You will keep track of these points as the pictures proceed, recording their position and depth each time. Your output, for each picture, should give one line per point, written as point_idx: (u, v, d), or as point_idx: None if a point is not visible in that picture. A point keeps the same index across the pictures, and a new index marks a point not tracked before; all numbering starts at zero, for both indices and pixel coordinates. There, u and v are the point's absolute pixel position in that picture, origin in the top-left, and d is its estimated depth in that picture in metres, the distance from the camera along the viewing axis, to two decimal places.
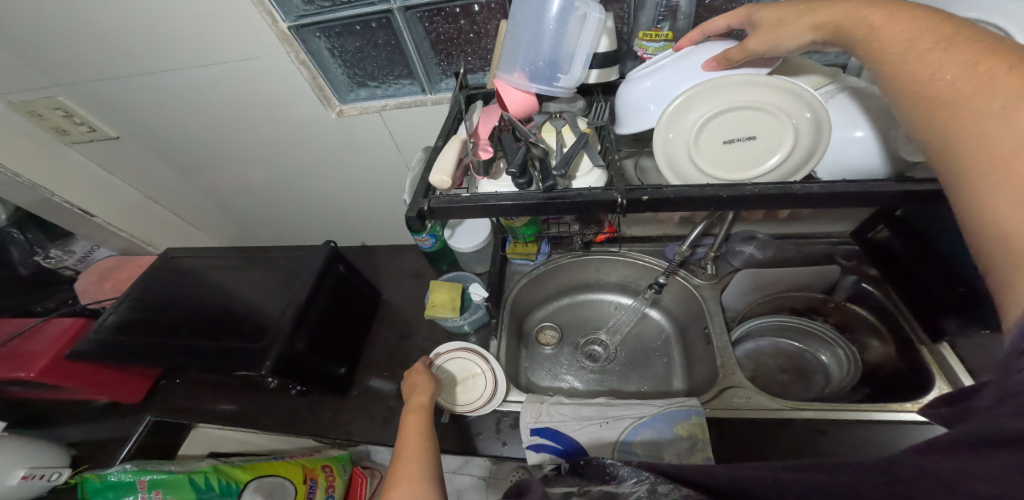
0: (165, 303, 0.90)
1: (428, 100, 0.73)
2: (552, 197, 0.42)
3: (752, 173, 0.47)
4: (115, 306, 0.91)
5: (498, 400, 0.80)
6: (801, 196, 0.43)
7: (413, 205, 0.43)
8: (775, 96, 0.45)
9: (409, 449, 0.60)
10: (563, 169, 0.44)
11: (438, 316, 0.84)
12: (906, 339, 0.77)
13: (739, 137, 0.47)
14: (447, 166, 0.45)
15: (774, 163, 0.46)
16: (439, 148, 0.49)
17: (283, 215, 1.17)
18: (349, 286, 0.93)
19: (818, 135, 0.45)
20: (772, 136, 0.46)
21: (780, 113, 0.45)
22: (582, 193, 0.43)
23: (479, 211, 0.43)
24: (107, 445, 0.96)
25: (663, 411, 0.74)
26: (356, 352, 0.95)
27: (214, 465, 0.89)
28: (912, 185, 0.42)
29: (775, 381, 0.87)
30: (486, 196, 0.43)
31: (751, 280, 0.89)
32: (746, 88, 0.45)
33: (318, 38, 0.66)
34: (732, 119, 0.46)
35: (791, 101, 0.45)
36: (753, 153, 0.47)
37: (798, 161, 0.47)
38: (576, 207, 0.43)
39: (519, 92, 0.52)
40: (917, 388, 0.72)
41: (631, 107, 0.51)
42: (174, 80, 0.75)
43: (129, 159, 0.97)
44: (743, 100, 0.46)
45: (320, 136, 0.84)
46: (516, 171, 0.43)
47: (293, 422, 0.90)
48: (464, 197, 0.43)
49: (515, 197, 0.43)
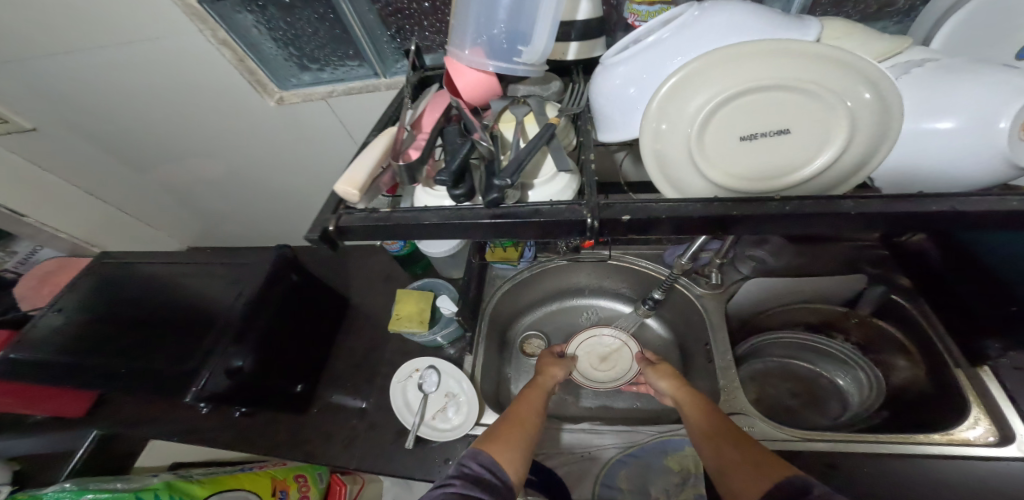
0: (103, 315, 0.80)
1: (381, 85, 0.61)
2: (498, 216, 0.31)
3: (784, 179, 0.36)
4: (62, 306, 0.82)
5: (469, 424, 0.72)
6: (850, 216, 0.31)
7: (315, 223, 0.33)
8: (821, 70, 0.33)
9: (513, 424, 0.56)
10: (510, 177, 0.31)
11: (404, 331, 0.75)
12: (938, 361, 0.65)
13: (768, 132, 0.35)
14: (359, 172, 0.34)
15: (818, 162, 0.35)
16: (363, 145, 0.37)
17: (244, 210, 1.07)
18: (306, 293, 0.82)
19: (883, 119, 0.33)
20: (812, 125, 0.34)
21: (827, 95, 0.33)
22: (537, 210, 0.31)
23: (403, 232, 0.33)
24: (52, 459, 0.87)
25: (652, 441, 0.64)
26: (318, 366, 0.85)
27: (167, 482, 0.79)
28: (1008, 194, 0.30)
29: (781, 404, 0.77)
30: (411, 210, 0.33)
31: (759, 292, 0.78)
32: (777, 58, 0.33)
33: (242, 13, 0.55)
34: (752, 107, 0.34)
35: (843, 77, 0.33)
36: (787, 150, 0.35)
37: (850, 161, 0.35)
38: (532, 230, 0.32)
39: (474, 72, 0.41)
40: (944, 416, 0.62)
41: (608, 100, 0.40)
42: (83, 64, 0.64)
43: (58, 151, 0.85)
44: (775, 77, 0.33)
45: (264, 125, 0.72)
46: (448, 179, 0.32)
47: (248, 438, 0.81)
48: (382, 212, 0.33)
49: (448, 212, 0.32)
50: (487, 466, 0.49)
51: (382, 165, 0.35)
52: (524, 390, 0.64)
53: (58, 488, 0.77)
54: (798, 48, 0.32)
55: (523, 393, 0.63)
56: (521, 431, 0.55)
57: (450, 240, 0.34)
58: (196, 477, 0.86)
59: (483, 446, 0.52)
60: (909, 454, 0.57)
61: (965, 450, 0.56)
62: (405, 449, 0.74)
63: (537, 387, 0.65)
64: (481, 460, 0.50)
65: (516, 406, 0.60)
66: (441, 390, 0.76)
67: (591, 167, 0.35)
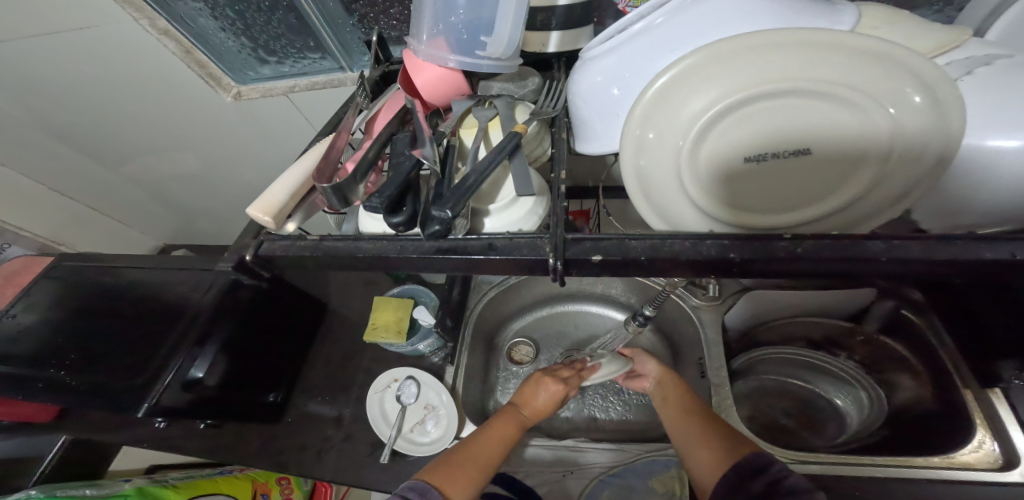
0: (45, 304, 0.68)
1: (348, 79, 0.59)
2: (440, 249, 0.30)
3: (801, 205, 0.31)
4: (26, 305, 0.68)
5: (446, 439, 0.62)
6: (881, 261, 0.26)
7: (238, 248, 0.34)
8: (854, 69, 0.27)
9: (472, 456, 0.47)
10: (450, 207, 0.27)
11: (380, 342, 0.64)
12: (944, 380, 0.55)
13: (780, 150, 0.29)
14: (276, 195, 0.31)
15: (852, 186, 0.29)
16: (298, 157, 0.35)
17: (224, 204, 1.03)
18: (284, 292, 0.72)
19: (937, 128, 0.26)
20: (840, 136, 0.28)
21: (860, 101, 0.27)
22: (471, 248, 0.29)
23: (330, 263, 0.32)
24: (18, 464, 0.78)
25: (638, 460, 0.56)
26: (291, 371, 0.74)
27: (138, 488, 0.72)
28: None
29: (776, 424, 0.67)
30: (342, 240, 0.32)
31: (762, 303, 0.68)
32: (799, 54, 0.27)
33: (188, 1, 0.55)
34: (762, 116, 0.29)
35: (884, 77, 0.26)
36: (810, 170, 0.30)
37: (888, 187, 0.29)
38: (480, 265, 0.29)
39: (435, 68, 0.36)
40: (947, 437, 0.52)
41: (586, 102, 0.35)
42: (18, 52, 0.60)
43: (19, 149, 0.81)
44: (795, 79, 0.27)
45: (225, 107, 0.68)
46: (376, 204, 0.27)
47: (219, 448, 0.69)
48: (311, 239, 0.33)
49: (385, 242, 0.31)
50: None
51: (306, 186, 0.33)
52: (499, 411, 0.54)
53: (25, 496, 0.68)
54: (818, 40, 0.26)
55: (497, 416, 0.53)
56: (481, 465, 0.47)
57: (385, 270, 0.32)
58: (172, 481, 0.79)
59: (432, 481, 0.44)
60: (899, 477, 0.48)
61: (968, 475, 0.47)
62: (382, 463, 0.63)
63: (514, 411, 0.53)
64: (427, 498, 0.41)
65: (484, 434, 0.50)
66: (420, 402, 0.66)
67: (558, 196, 0.31)
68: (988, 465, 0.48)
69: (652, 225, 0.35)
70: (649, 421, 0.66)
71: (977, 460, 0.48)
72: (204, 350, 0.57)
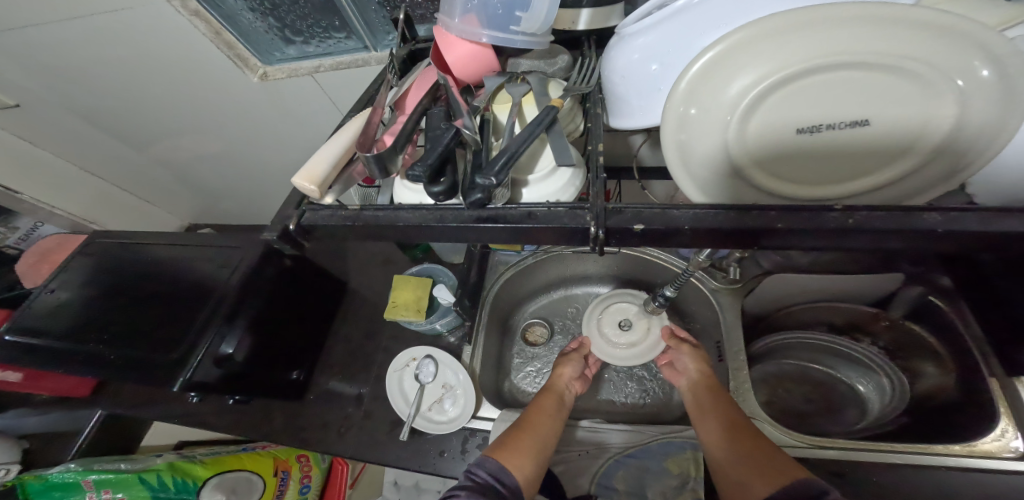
0: (78, 280, 0.70)
1: (371, 60, 0.61)
2: (481, 218, 0.30)
3: (849, 179, 0.32)
4: (62, 282, 0.71)
5: (464, 418, 0.62)
6: (928, 233, 0.26)
7: (278, 218, 0.35)
8: (919, 41, 0.26)
9: (528, 430, 0.49)
10: (495, 176, 0.29)
11: (400, 320, 0.63)
12: (968, 367, 0.53)
13: (836, 122, 0.29)
14: (319, 166, 0.33)
15: (903, 163, 0.30)
16: (334, 131, 0.36)
17: (245, 184, 1.05)
18: (307, 270, 0.73)
19: (1003, 100, 0.26)
20: (899, 110, 0.28)
21: (926, 74, 0.27)
22: (514, 216, 0.30)
23: (371, 232, 0.33)
24: (55, 436, 0.81)
25: (654, 442, 0.56)
26: (314, 349, 0.75)
27: (169, 462, 0.75)
28: None
29: (792, 409, 0.67)
30: (382, 209, 0.33)
31: (783, 287, 0.67)
32: (862, 27, 0.26)
33: None
34: (819, 90, 0.29)
35: (950, 49, 0.26)
36: (865, 147, 0.30)
37: (939, 161, 0.30)
38: (520, 233, 0.30)
39: (467, 44, 0.37)
40: (967, 426, 0.51)
41: (623, 78, 0.35)
42: (52, 35, 0.61)
43: (49, 129, 0.83)
44: (856, 52, 0.27)
45: (248, 86, 0.69)
46: (421, 175, 0.28)
47: (243, 424, 0.71)
48: (350, 210, 0.34)
49: (424, 211, 0.32)
50: (494, 475, 0.44)
51: (343, 159, 0.34)
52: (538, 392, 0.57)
53: (65, 469, 0.71)
54: (883, 12, 0.26)
55: (537, 397, 0.56)
56: (539, 436, 0.49)
57: (424, 241, 0.33)
58: (200, 454, 0.82)
59: (493, 453, 0.46)
60: (917, 465, 0.48)
61: (988, 464, 0.46)
62: (400, 440, 0.64)
63: (548, 388, 0.57)
64: (488, 468, 0.44)
65: (530, 413, 0.52)
66: (438, 381, 0.67)
67: (596, 171, 0.32)
68: (1009, 453, 0.47)
69: (691, 200, 0.35)
70: (663, 404, 0.67)
71: (998, 449, 0.47)
72: (233, 325, 0.59)
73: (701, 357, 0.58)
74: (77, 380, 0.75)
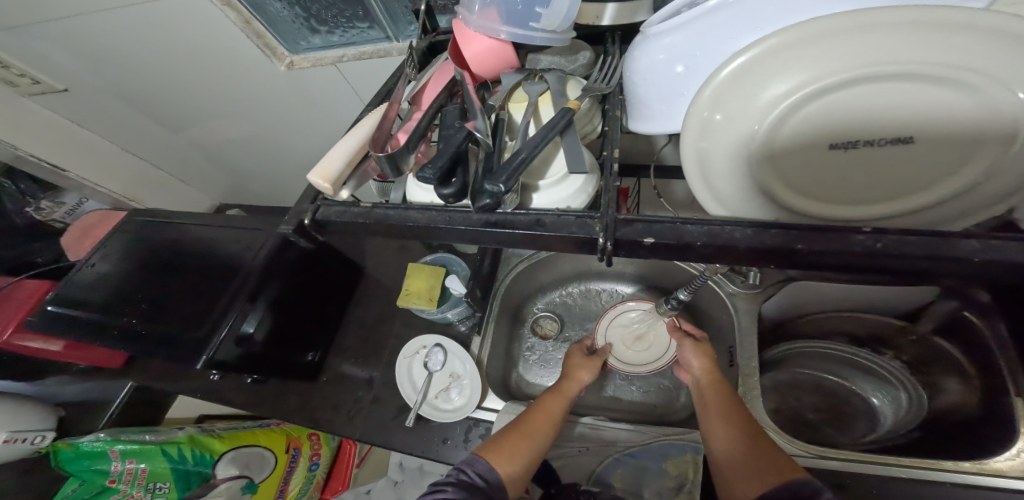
0: (113, 256, 0.74)
1: (393, 50, 0.61)
2: (489, 222, 0.30)
3: (889, 194, 0.30)
4: (101, 256, 0.74)
5: (468, 408, 0.63)
6: (967, 261, 0.25)
7: (296, 211, 0.36)
8: (976, 50, 0.24)
9: (521, 436, 0.49)
10: (503, 181, 0.28)
11: (411, 308, 0.64)
12: (994, 386, 0.50)
13: (876, 137, 0.28)
14: (334, 162, 0.33)
15: (947, 180, 0.29)
16: (352, 125, 0.37)
17: (269, 168, 1.07)
18: (325, 256, 0.75)
19: None
20: (946, 124, 0.27)
21: (982, 86, 0.25)
22: (522, 222, 0.30)
23: (382, 230, 0.34)
24: (91, 402, 0.86)
25: (656, 442, 0.54)
26: (329, 332, 0.77)
27: (189, 435, 0.79)
28: None
29: (802, 419, 0.66)
30: (394, 208, 0.33)
31: (806, 294, 0.64)
32: (917, 35, 0.24)
33: None
34: (861, 102, 0.27)
35: (1015, 61, 0.24)
36: (905, 161, 0.28)
37: (991, 179, 0.28)
38: (527, 239, 0.30)
39: (486, 39, 0.36)
40: (980, 445, 0.49)
41: (645, 80, 0.34)
42: (97, 24, 0.63)
43: (92, 110, 0.87)
44: (909, 62, 0.25)
45: (274, 74, 0.70)
46: (432, 177, 0.29)
47: (259, 402, 0.73)
48: (364, 206, 0.34)
49: (433, 212, 0.32)
50: (481, 475, 0.45)
51: (358, 157, 0.34)
52: (547, 391, 0.55)
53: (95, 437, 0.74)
54: (931, 15, 0.24)
55: (544, 396, 0.54)
56: (534, 441, 0.49)
57: (433, 242, 0.33)
58: (219, 428, 0.86)
59: (483, 453, 0.47)
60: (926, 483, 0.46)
61: (996, 482, 0.44)
62: (406, 427, 0.65)
63: (559, 389, 0.55)
64: (477, 468, 0.45)
65: (535, 410, 0.52)
66: (445, 370, 0.68)
67: (607, 179, 0.31)
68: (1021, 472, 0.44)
69: (710, 210, 0.34)
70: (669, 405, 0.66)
71: (1010, 468, 0.44)
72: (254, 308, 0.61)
73: (703, 351, 0.56)
74: (109, 353, 0.78)
